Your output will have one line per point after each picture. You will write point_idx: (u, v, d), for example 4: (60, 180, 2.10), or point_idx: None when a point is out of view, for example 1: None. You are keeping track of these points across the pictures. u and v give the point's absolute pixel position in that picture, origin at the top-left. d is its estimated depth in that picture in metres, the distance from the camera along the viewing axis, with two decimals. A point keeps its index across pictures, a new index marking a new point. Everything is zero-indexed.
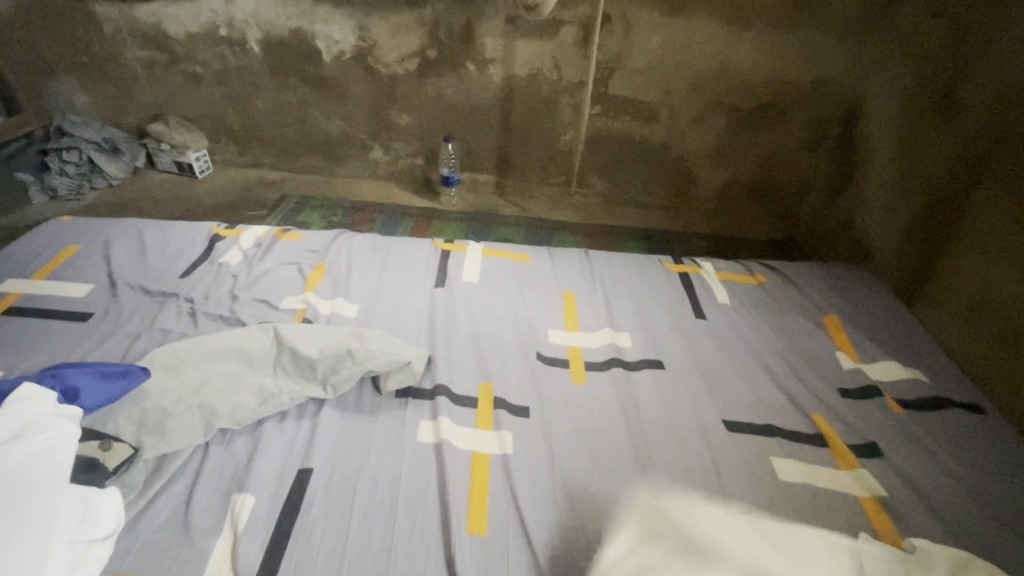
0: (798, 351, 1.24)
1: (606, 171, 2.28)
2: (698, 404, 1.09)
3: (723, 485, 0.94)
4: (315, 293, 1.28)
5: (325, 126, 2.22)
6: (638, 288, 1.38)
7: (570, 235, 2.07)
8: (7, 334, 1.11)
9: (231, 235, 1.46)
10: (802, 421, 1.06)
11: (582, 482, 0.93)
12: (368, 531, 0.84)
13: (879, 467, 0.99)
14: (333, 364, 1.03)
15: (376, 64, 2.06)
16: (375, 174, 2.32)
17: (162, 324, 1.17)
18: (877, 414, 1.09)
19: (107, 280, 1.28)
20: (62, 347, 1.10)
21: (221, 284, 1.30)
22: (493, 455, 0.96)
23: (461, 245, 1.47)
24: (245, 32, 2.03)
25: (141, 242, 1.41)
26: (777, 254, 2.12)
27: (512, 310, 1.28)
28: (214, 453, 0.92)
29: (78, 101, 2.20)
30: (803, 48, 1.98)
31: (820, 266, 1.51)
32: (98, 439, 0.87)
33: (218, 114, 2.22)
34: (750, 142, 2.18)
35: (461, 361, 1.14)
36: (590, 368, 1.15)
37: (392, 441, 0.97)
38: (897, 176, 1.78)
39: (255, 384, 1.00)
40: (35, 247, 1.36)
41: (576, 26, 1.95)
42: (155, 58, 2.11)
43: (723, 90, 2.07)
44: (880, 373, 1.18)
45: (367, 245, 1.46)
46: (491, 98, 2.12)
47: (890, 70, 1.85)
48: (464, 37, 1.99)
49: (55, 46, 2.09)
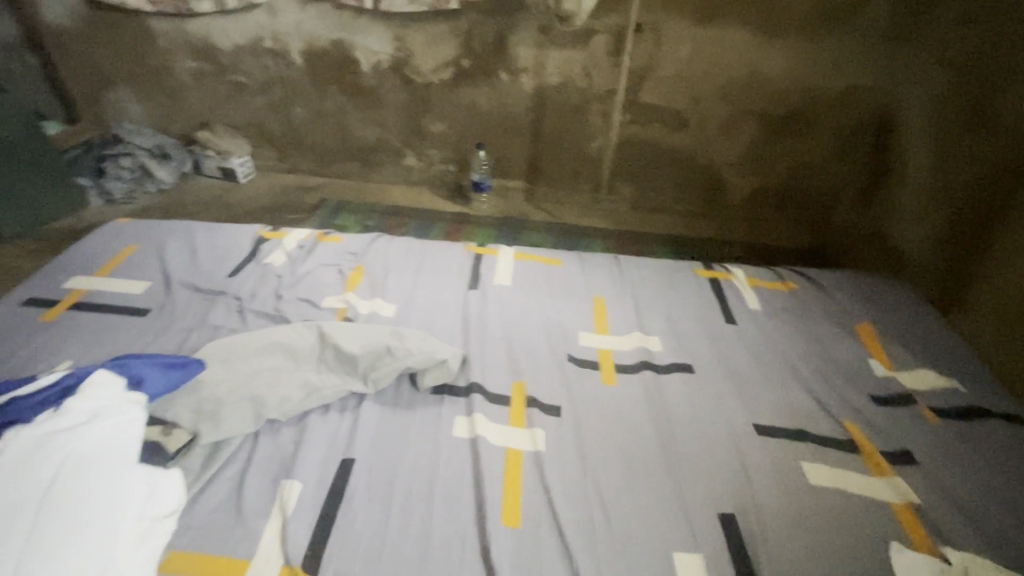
0: (830, 358, 1.23)
1: (635, 178, 2.30)
2: (727, 407, 1.10)
3: (753, 488, 0.95)
4: (354, 293, 1.34)
5: (362, 133, 2.29)
6: (668, 293, 1.40)
7: (598, 241, 2.10)
8: (73, 326, 1.20)
9: (275, 237, 1.53)
10: (833, 427, 1.07)
11: (613, 480, 0.96)
12: (407, 519, 0.88)
13: (912, 475, 0.99)
14: (374, 361, 1.08)
15: (412, 74, 2.14)
16: (409, 180, 2.39)
17: (213, 320, 1.24)
18: (911, 422, 1.08)
19: (162, 278, 1.36)
20: (123, 339, 1.18)
21: (267, 283, 1.37)
22: (526, 451, 0.99)
23: (493, 249, 1.51)
24: (289, 44, 2.12)
25: (192, 242, 1.49)
26: (810, 262, 2.10)
27: (543, 312, 1.32)
28: (264, 442, 0.98)
29: (132, 110, 2.33)
30: (837, 56, 1.97)
31: (852, 274, 1.51)
32: (160, 425, 0.94)
33: (261, 122, 2.32)
34: (781, 150, 2.17)
35: (494, 361, 1.18)
36: (620, 370, 1.18)
37: (429, 435, 1.01)
38: (934, 184, 1.77)
39: (301, 378, 1.05)
40: (96, 247, 1.45)
41: (608, 35, 1.99)
42: (204, 69, 2.22)
43: (754, 97, 2.07)
44: (915, 381, 1.18)
45: (402, 248, 1.51)
46: (522, 106, 2.17)
47: (928, 77, 1.85)
48: (498, 47, 2.04)
49: (112, 58, 2.22)
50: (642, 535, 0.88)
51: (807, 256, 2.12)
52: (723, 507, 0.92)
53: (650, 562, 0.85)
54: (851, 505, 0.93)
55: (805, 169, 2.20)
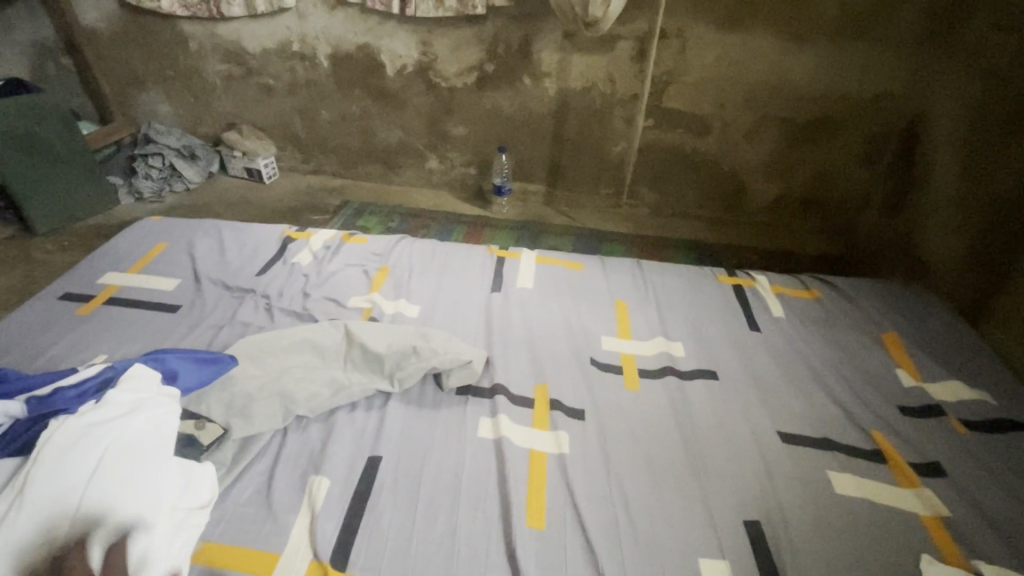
0: (857, 367, 1.22)
1: (656, 183, 2.30)
2: (752, 415, 1.10)
3: (778, 495, 0.95)
4: (379, 293, 1.36)
5: (385, 135, 2.32)
6: (691, 298, 1.40)
7: (618, 245, 2.10)
8: (109, 321, 1.23)
9: (302, 237, 1.55)
10: (860, 437, 1.06)
11: (637, 485, 0.96)
12: (433, 517, 0.89)
13: (941, 487, 0.97)
14: (400, 360, 1.10)
15: (436, 78, 2.16)
16: (430, 182, 2.42)
17: (243, 317, 1.27)
18: (940, 433, 1.07)
19: (192, 275, 1.39)
20: (156, 334, 1.21)
21: (294, 282, 1.39)
22: (550, 453, 1.00)
23: (516, 252, 1.52)
24: (316, 47, 2.16)
25: (221, 240, 1.52)
26: (835, 269, 2.08)
27: (566, 316, 1.32)
28: (293, 437, 1.00)
29: (162, 111, 2.39)
30: (864, 63, 1.95)
31: (879, 283, 1.49)
32: (194, 418, 0.96)
33: (286, 123, 2.36)
34: (806, 156, 2.16)
35: (517, 363, 1.19)
36: (643, 375, 1.18)
37: (454, 435, 1.02)
38: (964, 193, 1.77)
39: (329, 375, 1.07)
40: (129, 244, 1.49)
41: (632, 41, 1.99)
42: (233, 72, 2.26)
43: (778, 103, 2.06)
44: (944, 392, 1.16)
45: (426, 250, 1.53)
46: (545, 111, 2.18)
47: (959, 85, 1.83)
48: (522, 52, 2.06)
49: (145, 60, 2.27)
50: (666, 539, 0.88)
51: (832, 263, 2.11)
52: (748, 514, 0.92)
53: (675, 566, 0.85)
54: (879, 516, 0.92)
55: (829, 175, 2.18)
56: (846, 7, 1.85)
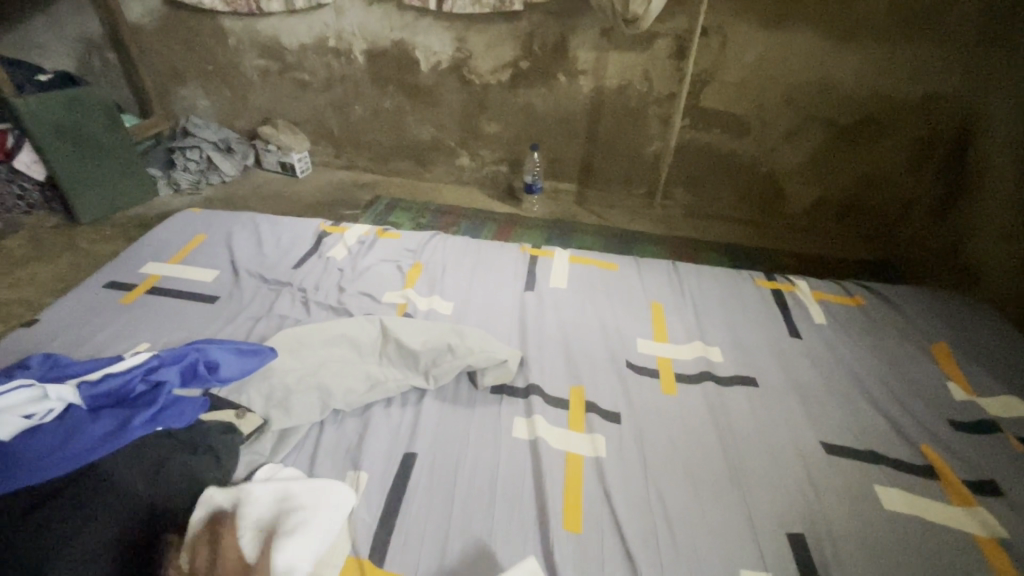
0: (904, 378, 1.18)
1: (691, 184, 2.27)
2: (793, 424, 1.06)
3: (823, 508, 0.92)
4: (413, 289, 1.36)
5: (417, 132, 2.33)
6: (728, 303, 1.37)
7: (650, 246, 2.07)
8: (151, 310, 1.26)
9: (336, 232, 1.56)
10: (908, 451, 1.02)
11: (675, 493, 0.94)
12: (469, 518, 0.88)
13: (998, 507, 0.93)
14: (435, 358, 1.09)
15: (471, 74, 2.15)
16: (461, 179, 2.42)
17: (280, 310, 1.28)
18: (995, 451, 1.02)
19: (231, 267, 1.41)
20: (196, 323, 1.23)
21: (329, 276, 1.40)
22: (586, 456, 0.98)
23: (549, 251, 1.51)
24: (352, 43, 2.17)
25: (258, 233, 1.54)
26: (879, 275, 2.02)
27: (600, 316, 1.31)
28: (329, 430, 1.00)
29: (201, 105, 2.44)
30: (916, 62, 1.88)
31: (926, 291, 1.44)
32: (234, 408, 0.97)
33: (321, 118, 2.38)
34: (849, 159, 2.09)
35: (552, 363, 1.17)
36: (680, 379, 1.16)
37: (489, 434, 1.01)
38: (1018, 200, 1.71)
39: (365, 370, 1.07)
40: (171, 234, 1.52)
41: (671, 39, 1.96)
42: (270, 67, 2.30)
43: (821, 105, 2.01)
44: (999, 407, 1.11)
45: (459, 246, 1.53)
46: (578, 109, 2.16)
47: (1018, 85, 1.75)
48: (557, 49, 2.04)
49: (186, 55, 2.32)
50: (707, 549, 0.86)
51: (875, 270, 2.04)
52: (792, 527, 0.89)
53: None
54: (931, 535, 0.88)
55: (872, 179, 2.11)
56: (897, 5, 1.79)
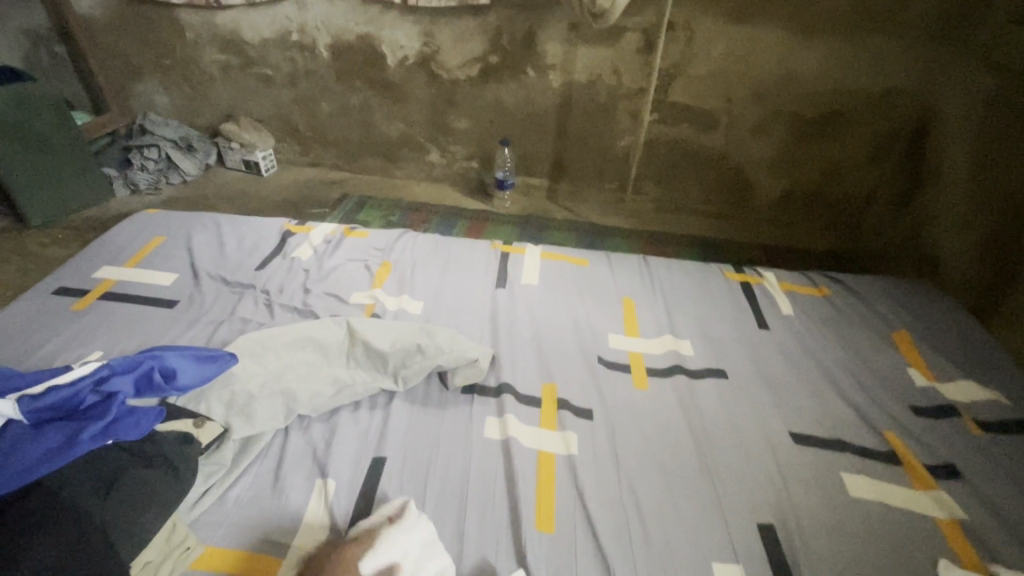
0: (868, 366, 1.20)
1: (661, 178, 2.27)
2: (762, 414, 1.08)
3: (792, 497, 0.93)
4: (381, 289, 1.33)
5: (385, 127, 2.29)
6: (698, 296, 1.37)
7: (622, 241, 2.08)
8: (104, 316, 1.20)
9: (301, 231, 1.52)
10: (873, 438, 1.04)
11: (647, 489, 0.94)
12: (441, 522, 0.86)
13: (959, 491, 0.95)
14: (404, 358, 1.07)
15: (439, 69, 2.12)
16: (431, 175, 2.38)
17: (242, 313, 1.23)
18: (955, 435, 1.05)
19: (190, 270, 1.36)
20: (153, 330, 1.18)
21: (294, 277, 1.36)
22: (558, 454, 0.97)
23: (520, 248, 1.50)
24: (316, 37, 2.12)
25: (219, 234, 1.49)
26: (844, 265, 2.07)
27: (572, 312, 1.30)
28: (294, 437, 0.97)
29: (159, 102, 2.35)
30: (875, 57, 1.92)
31: (888, 280, 1.47)
32: (193, 417, 0.93)
33: (285, 114, 2.32)
34: (813, 152, 2.13)
35: (524, 361, 1.16)
36: (651, 373, 1.16)
37: (461, 435, 1.00)
38: (972, 192, 1.78)
39: (331, 373, 1.04)
40: (126, 237, 1.46)
41: (639, 33, 1.96)
42: (231, 62, 2.22)
43: (786, 98, 2.03)
44: (957, 392, 1.14)
45: (429, 244, 1.50)
46: (549, 104, 2.15)
47: (971, 80, 1.81)
48: (526, 43, 2.02)
49: (141, 49, 2.23)
50: (680, 545, 0.86)
51: (839, 260, 2.09)
52: (762, 517, 0.90)
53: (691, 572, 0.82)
54: (895, 519, 0.90)
55: (835, 171, 2.16)
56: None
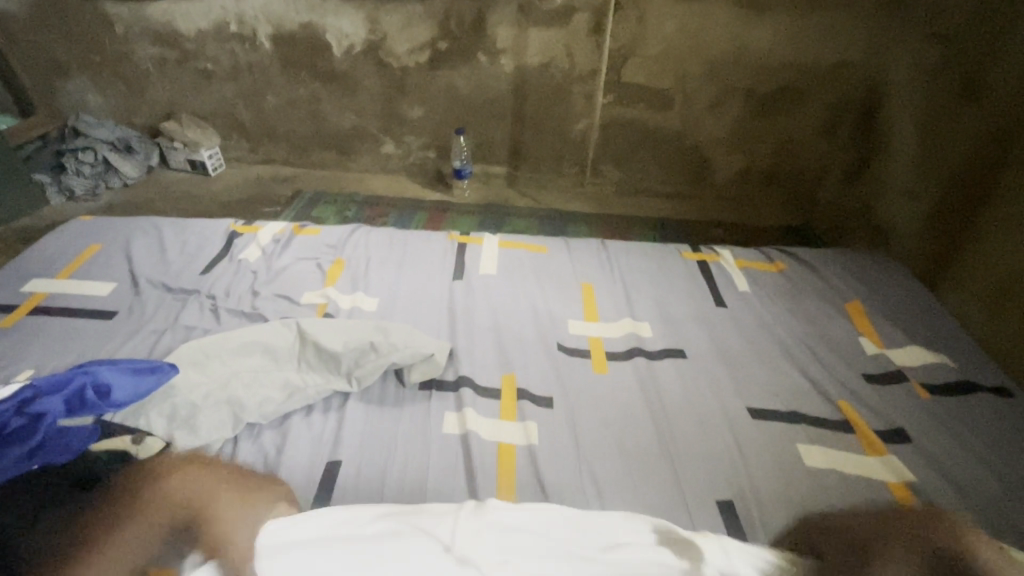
0: (822, 337, 1.22)
1: (619, 161, 2.27)
2: (720, 391, 1.09)
3: (751, 473, 0.94)
4: (334, 287, 1.29)
5: (337, 120, 2.22)
6: (657, 278, 1.37)
7: (583, 226, 2.06)
8: (35, 332, 1.13)
9: (249, 231, 1.46)
10: (827, 407, 1.06)
11: (609, 475, 0.93)
12: None
13: (907, 453, 0.98)
14: (358, 358, 1.04)
15: (388, 57, 2.06)
16: (387, 167, 2.32)
17: (186, 321, 1.18)
18: (903, 398, 1.08)
19: (130, 278, 1.29)
20: (90, 344, 1.11)
21: (242, 280, 1.31)
22: (518, 445, 0.96)
23: (478, 237, 1.47)
24: (256, 28, 2.03)
25: (161, 238, 1.42)
26: (800, 238, 2.11)
27: (532, 300, 1.28)
28: (244, 446, 0.94)
29: (92, 101, 2.22)
30: (822, 30, 1.94)
31: (839, 251, 1.50)
32: (130, 434, 0.89)
33: (230, 110, 2.22)
34: (766, 128, 2.15)
35: (483, 353, 1.14)
36: (612, 357, 1.15)
37: (419, 431, 0.98)
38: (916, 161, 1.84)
39: (282, 378, 1.01)
40: (58, 246, 1.37)
41: (588, 14, 1.94)
42: (167, 56, 2.12)
43: (738, 75, 2.04)
44: (905, 357, 1.17)
45: (384, 238, 1.47)
46: (502, 90, 2.11)
47: (913, 51, 1.86)
48: (476, 28, 1.98)
49: (68, 46, 2.10)
50: None
51: (794, 233, 2.13)
52: (721, 494, 0.91)
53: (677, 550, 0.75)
54: (850, 486, 0.92)
55: (788, 146, 2.19)
56: None
